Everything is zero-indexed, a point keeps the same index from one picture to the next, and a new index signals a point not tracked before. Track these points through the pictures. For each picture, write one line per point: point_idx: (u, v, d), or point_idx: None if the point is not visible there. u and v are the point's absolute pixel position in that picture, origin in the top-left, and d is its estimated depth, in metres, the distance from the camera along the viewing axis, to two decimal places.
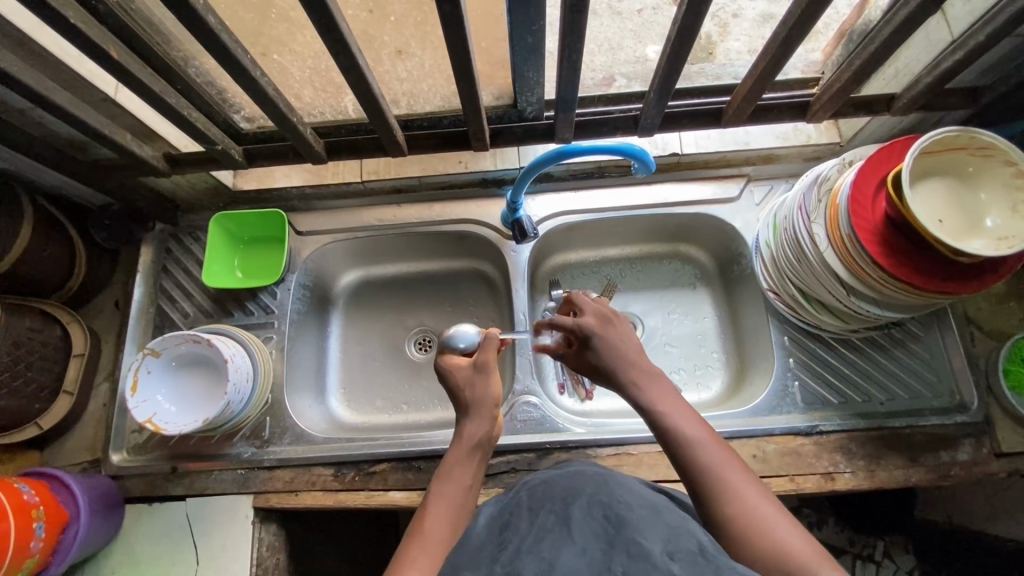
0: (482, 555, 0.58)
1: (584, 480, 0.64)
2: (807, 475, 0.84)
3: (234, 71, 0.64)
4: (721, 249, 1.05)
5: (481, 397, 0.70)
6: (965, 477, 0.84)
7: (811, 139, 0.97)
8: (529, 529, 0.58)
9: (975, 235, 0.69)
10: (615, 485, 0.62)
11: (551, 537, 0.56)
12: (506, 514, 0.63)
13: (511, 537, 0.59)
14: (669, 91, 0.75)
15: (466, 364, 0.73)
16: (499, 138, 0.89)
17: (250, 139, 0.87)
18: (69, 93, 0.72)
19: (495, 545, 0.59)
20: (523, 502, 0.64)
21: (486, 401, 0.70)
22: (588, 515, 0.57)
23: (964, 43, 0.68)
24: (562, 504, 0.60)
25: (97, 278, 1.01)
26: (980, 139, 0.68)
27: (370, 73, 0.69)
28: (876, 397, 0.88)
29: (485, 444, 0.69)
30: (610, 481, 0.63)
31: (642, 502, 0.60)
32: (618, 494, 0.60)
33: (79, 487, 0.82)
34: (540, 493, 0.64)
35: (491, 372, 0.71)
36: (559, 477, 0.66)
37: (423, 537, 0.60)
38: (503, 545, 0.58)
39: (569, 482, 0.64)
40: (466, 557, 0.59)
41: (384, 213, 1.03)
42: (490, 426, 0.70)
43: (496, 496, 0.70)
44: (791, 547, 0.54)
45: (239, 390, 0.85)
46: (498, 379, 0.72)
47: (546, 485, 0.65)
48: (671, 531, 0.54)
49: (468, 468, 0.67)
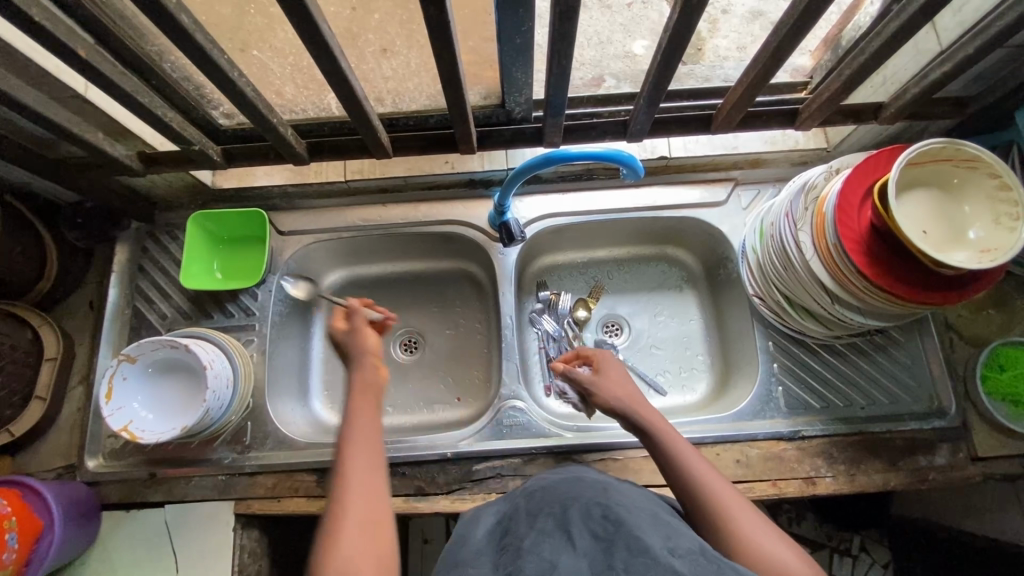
0: (483, 559, 0.57)
1: (582, 486, 0.64)
2: (790, 480, 0.86)
3: (211, 73, 0.62)
4: (708, 253, 1.04)
5: (358, 345, 0.72)
6: (942, 481, 0.85)
7: (799, 144, 0.97)
8: (529, 532, 0.57)
9: (957, 247, 0.70)
10: (612, 492, 0.63)
11: (551, 540, 0.55)
12: (505, 520, 0.63)
13: (512, 540, 0.58)
14: (660, 97, 0.74)
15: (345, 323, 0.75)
16: (487, 140, 0.87)
17: (228, 137, 0.84)
18: (37, 90, 0.69)
19: (495, 549, 0.58)
20: (522, 508, 0.63)
21: (365, 348, 0.72)
22: (587, 515, 0.58)
23: (951, 56, 0.69)
24: (561, 508, 0.60)
25: (70, 278, 0.97)
26: (966, 151, 0.68)
27: (353, 75, 0.67)
28: (857, 402, 0.89)
29: (372, 390, 0.68)
30: (609, 490, 0.63)
31: (640, 507, 0.60)
32: (617, 500, 0.61)
33: (53, 496, 0.80)
34: (540, 500, 0.63)
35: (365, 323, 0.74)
36: (560, 486, 0.65)
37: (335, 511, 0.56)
38: (503, 549, 0.57)
39: (569, 490, 0.64)
40: (463, 560, 0.58)
41: (368, 213, 1.01)
42: (370, 375, 0.69)
43: (493, 506, 0.69)
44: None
45: (219, 397, 0.83)
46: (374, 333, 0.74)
47: (545, 491, 0.66)
48: (669, 530, 0.56)
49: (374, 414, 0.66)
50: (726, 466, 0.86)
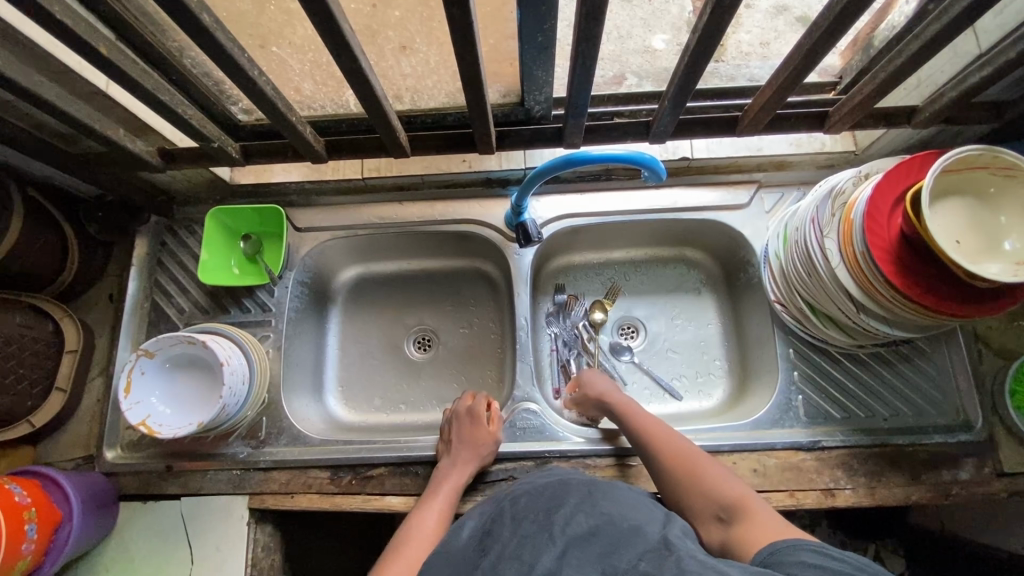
0: (466, 565, 0.60)
1: (567, 489, 0.65)
2: (808, 491, 0.84)
3: (231, 71, 0.61)
4: (728, 256, 1.03)
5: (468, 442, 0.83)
6: (965, 496, 0.83)
7: (826, 147, 0.94)
8: (512, 538, 0.60)
9: (993, 257, 0.67)
10: (599, 497, 0.63)
11: (531, 543, 0.58)
12: (490, 522, 0.65)
13: (496, 543, 0.61)
14: (685, 99, 0.72)
15: (470, 417, 0.86)
16: (506, 140, 0.86)
17: (247, 133, 0.85)
18: (59, 86, 0.69)
19: (479, 552, 0.61)
20: (507, 510, 0.65)
21: (474, 444, 0.83)
22: (569, 523, 0.59)
23: (992, 59, 0.66)
24: (546, 514, 0.62)
25: (90, 270, 0.98)
26: (1004, 158, 0.66)
27: (372, 73, 0.66)
28: (879, 413, 0.87)
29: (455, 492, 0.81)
30: (594, 492, 0.65)
31: (624, 513, 0.61)
32: (602, 507, 0.61)
33: (72, 486, 0.81)
34: (523, 502, 0.65)
35: (481, 422, 0.86)
36: (542, 488, 0.67)
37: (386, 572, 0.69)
38: (486, 552, 0.60)
39: (553, 494, 0.65)
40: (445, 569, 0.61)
41: (385, 210, 1.01)
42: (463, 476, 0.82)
43: (477, 506, 0.70)
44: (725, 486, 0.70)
45: (234, 394, 0.83)
46: (480, 432, 0.84)
47: (530, 494, 0.67)
48: (641, 534, 0.58)
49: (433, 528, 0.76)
50: (742, 475, 0.84)
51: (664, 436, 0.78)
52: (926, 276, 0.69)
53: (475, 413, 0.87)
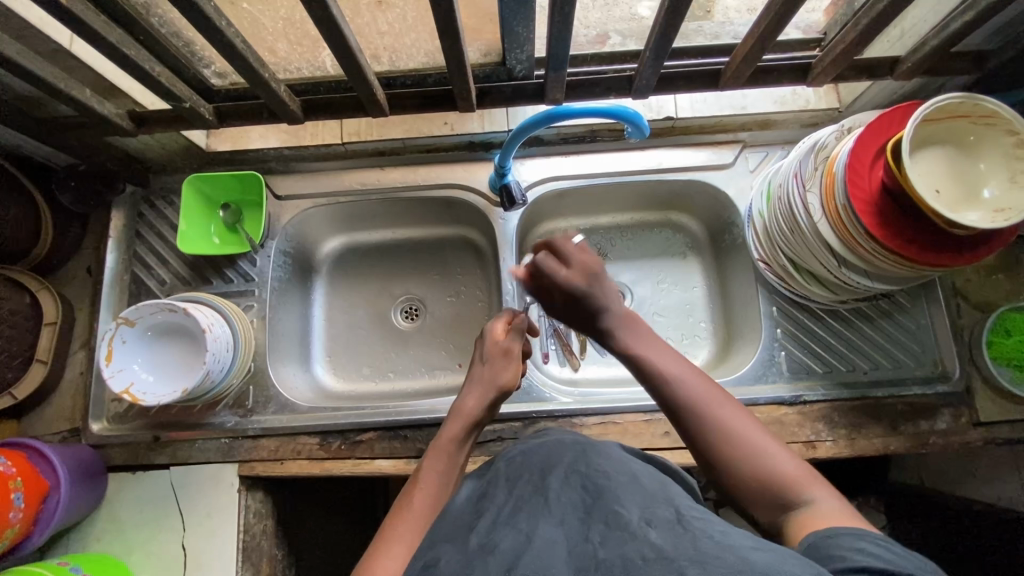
0: (460, 530, 0.58)
1: (563, 451, 0.65)
2: (790, 443, 0.85)
3: (196, 21, 0.59)
4: (713, 218, 1.02)
5: (495, 375, 0.76)
6: (942, 445, 0.85)
7: (810, 104, 0.94)
8: (508, 504, 0.59)
9: (971, 206, 0.68)
10: (593, 455, 0.63)
11: (530, 510, 0.56)
12: (486, 487, 0.64)
13: (489, 509, 0.59)
14: (666, 49, 0.71)
15: (498, 344, 0.78)
16: (486, 97, 0.85)
17: (222, 97, 0.82)
18: (20, 43, 0.67)
19: (474, 518, 0.59)
20: (501, 475, 0.65)
21: (496, 379, 0.76)
22: (568, 488, 0.58)
23: (975, 3, 0.65)
24: (541, 478, 0.61)
25: (67, 243, 0.96)
26: (984, 107, 0.66)
27: (346, 26, 0.64)
28: (860, 367, 0.89)
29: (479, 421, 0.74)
30: (590, 453, 0.63)
31: (620, 469, 0.60)
32: (597, 463, 0.61)
33: (58, 457, 0.81)
34: (518, 467, 0.64)
35: (514, 359, 0.78)
36: (539, 449, 0.67)
37: (410, 509, 0.64)
38: (481, 517, 0.59)
39: (550, 457, 0.64)
40: (444, 532, 0.59)
41: (367, 177, 1.00)
42: (486, 408, 0.75)
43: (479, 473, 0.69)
44: (782, 469, 0.58)
45: (219, 360, 0.83)
46: (514, 368, 0.77)
47: (524, 458, 0.66)
48: (649, 501, 0.54)
49: (450, 462, 0.70)
50: None
51: (692, 382, 0.64)
52: (909, 228, 0.70)
53: (506, 347, 0.78)
